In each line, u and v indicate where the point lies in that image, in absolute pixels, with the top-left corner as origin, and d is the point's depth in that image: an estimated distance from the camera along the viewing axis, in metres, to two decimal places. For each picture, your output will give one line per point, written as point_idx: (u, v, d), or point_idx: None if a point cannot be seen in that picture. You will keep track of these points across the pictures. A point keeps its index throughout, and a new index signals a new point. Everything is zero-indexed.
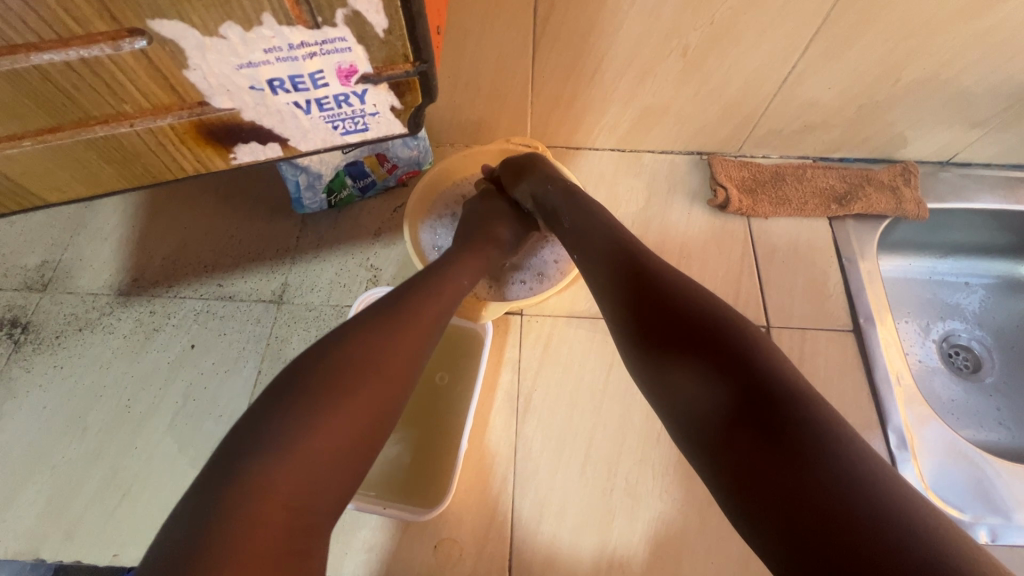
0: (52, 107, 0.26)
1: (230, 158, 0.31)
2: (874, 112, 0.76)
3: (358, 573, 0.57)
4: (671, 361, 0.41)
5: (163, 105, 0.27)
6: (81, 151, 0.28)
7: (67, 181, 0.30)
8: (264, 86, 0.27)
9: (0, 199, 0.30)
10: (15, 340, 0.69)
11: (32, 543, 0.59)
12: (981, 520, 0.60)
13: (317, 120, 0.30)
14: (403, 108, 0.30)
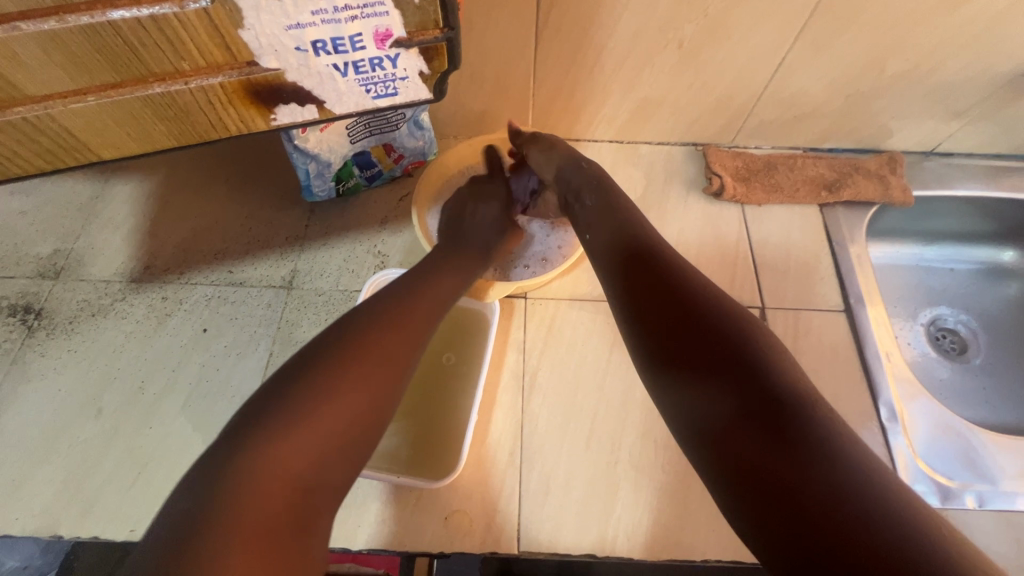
0: (119, 63, 0.29)
1: (269, 118, 0.35)
2: (860, 103, 0.79)
3: (371, 545, 0.59)
4: (679, 357, 0.42)
5: (215, 64, 0.31)
6: (138, 108, 0.32)
7: (122, 138, 0.34)
8: (308, 48, 0.31)
9: (60, 154, 0.33)
10: (29, 326, 0.71)
11: (49, 520, 0.60)
12: (968, 486, 0.63)
13: (352, 83, 0.34)
14: (430, 73, 0.34)
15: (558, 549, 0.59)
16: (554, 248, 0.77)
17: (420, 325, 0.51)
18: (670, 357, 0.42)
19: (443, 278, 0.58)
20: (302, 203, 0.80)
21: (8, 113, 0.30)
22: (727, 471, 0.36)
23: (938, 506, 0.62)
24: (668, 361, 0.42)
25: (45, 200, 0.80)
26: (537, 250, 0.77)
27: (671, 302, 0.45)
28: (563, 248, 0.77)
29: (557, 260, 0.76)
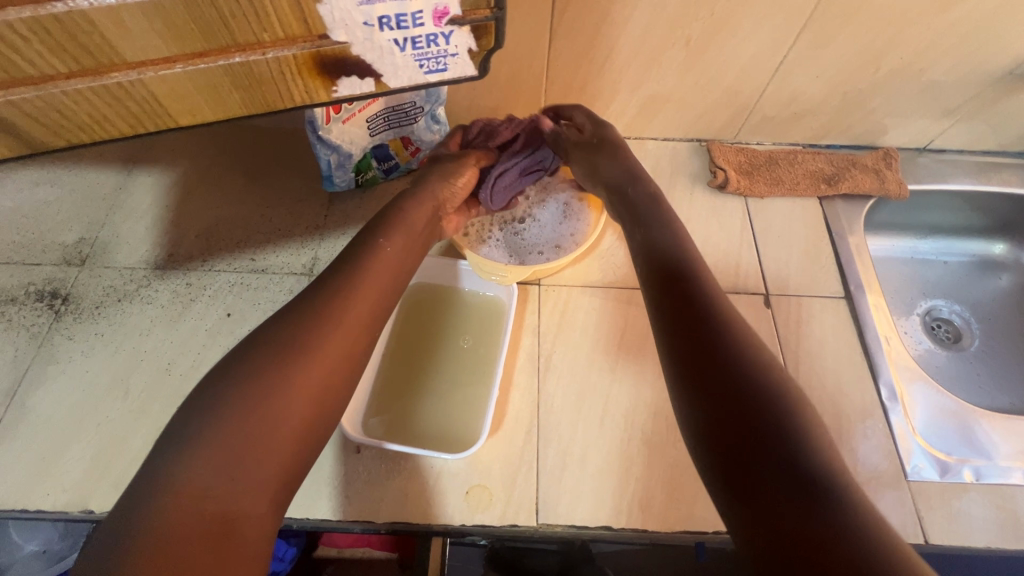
0: (209, 33, 0.31)
1: (331, 91, 0.37)
2: (857, 101, 0.83)
3: (394, 518, 0.61)
4: (723, 409, 0.44)
5: (292, 36, 0.33)
6: (218, 77, 0.34)
7: (199, 105, 0.35)
8: (375, 23, 0.33)
9: (140, 119, 0.35)
10: (56, 310, 0.72)
11: (80, 494, 0.61)
12: (965, 461, 0.66)
13: (408, 58, 0.36)
14: (478, 50, 0.36)
15: (576, 522, 0.61)
16: (566, 235, 0.78)
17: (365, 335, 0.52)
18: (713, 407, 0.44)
19: (395, 235, 0.60)
20: (321, 194, 0.82)
21: (104, 78, 0.31)
22: (762, 526, 0.38)
23: (940, 480, 0.64)
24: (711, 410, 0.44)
25: (69, 191, 0.82)
26: (549, 236, 0.79)
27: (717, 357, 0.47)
28: (574, 235, 0.77)
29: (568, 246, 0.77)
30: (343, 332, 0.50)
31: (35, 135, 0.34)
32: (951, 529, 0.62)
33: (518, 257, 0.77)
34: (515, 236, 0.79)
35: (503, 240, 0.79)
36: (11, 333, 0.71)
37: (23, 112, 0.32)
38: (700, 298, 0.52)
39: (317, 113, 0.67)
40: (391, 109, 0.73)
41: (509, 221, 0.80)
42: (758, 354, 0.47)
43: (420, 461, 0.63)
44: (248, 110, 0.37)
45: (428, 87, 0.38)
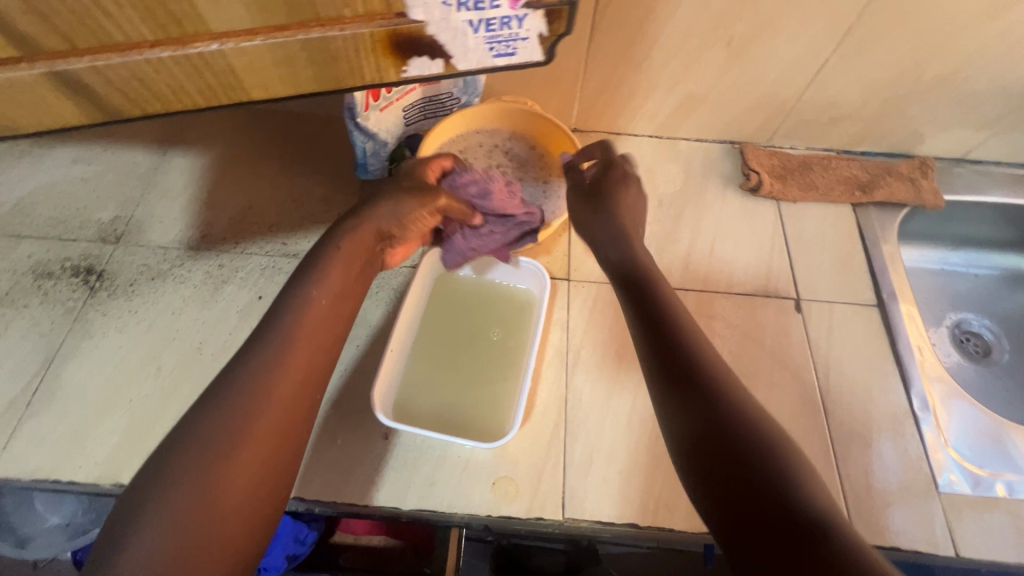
0: (293, 7, 0.31)
1: (401, 71, 0.37)
2: (896, 108, 0.82)
3: (421, 506, 0.61)
4: (728, 484, 0.39)
5: (371, 13, 0.33)
6: (295, 52, 0.34)
7: (272, 81, 0.36)
8: (453, 3, 0.33)
9: (215, 92, 0.35)
10: (91, 287, 0.73)
11: (111, 469, 0.62)
12: (998, 475, 0.65)
13: (479, 41, 0.36)
14: (548, 35, 0.36)
15: (601, 518, 0.61)
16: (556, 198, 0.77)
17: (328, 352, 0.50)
18: (716, 484, 0.39)
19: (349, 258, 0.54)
20: (353, 182, 0.83)
21: (187, 48, 0.32)
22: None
23: (971, 493, 0.64)
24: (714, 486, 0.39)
25: (106, 169, 0.83)
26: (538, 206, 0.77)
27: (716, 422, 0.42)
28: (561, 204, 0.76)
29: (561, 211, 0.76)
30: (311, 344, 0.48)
31: (112, 102, 0.35)
32: (982, 543, 0.61)
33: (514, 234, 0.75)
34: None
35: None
36: (46, 307, 0.71)
37: (108, 81, 0.33)
38: (692, 350, 0.47)
39: (358, 101, 0.67)
40: (428, 100, 0.76)
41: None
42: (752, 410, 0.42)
43: (448, 449, 0.63)
44: (318, 87, 0.37)
45: (495, 71, 0.38)
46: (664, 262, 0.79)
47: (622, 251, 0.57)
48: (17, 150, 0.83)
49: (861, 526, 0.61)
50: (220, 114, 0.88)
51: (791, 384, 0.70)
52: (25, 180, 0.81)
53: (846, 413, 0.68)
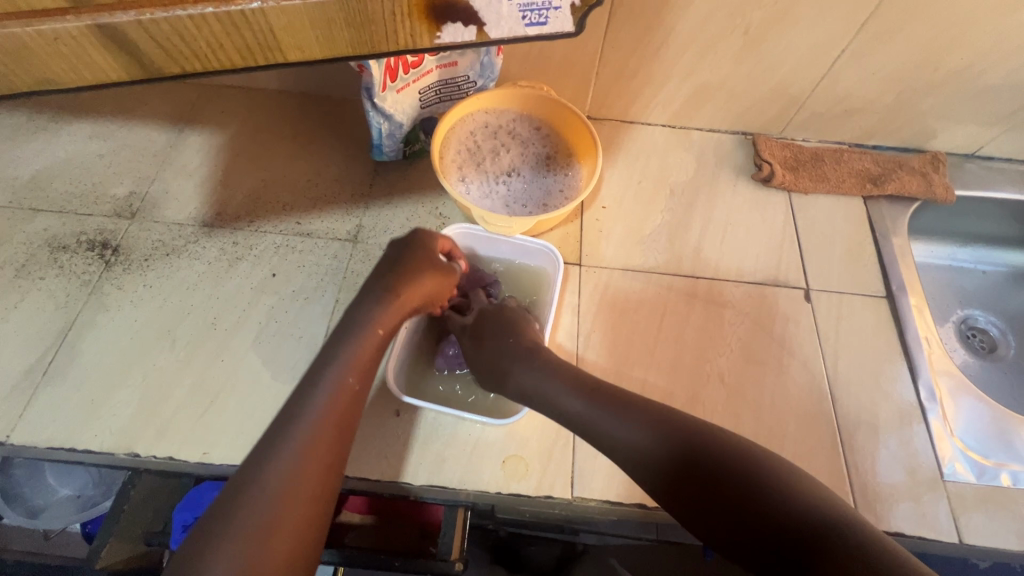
0: None
1: (435, 37, 0.39)
2: (909, 102, 0.82)
3: (431, 482, 0.61)
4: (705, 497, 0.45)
5: None
6: (334, 13, 0.35)
7: (310, 43, 0.37)
8: None
9: (253, 54, 0.37)
10: (107, 260, 0.74)
11: (126, 439, 0.62)
12: (1003, 465, 0.66)
13: (513, 8, 0.39)
14: (579, 7, 0.40)
15: (610, 498, 0.61)
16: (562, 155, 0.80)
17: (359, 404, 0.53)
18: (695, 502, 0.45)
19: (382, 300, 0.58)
20: (367, 163, 0.83)
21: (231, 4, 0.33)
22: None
23: (977, 482, 0.64)
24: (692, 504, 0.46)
25: (122, 145, 0.83)
26: (548, 174, 0.78)
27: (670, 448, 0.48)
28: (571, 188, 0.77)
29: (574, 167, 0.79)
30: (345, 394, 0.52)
31: (154, 59, 0.36)
32: (987, 531, 0.62)
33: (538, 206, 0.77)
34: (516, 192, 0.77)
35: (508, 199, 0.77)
36: (62, 279, 0.72)
37: (150, 37, 0.34)
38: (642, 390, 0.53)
39: (376, 80, 0.67)
40: (444, 83, 0.76)
41: (502, 178, 0.78)
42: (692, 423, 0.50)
43: (461, 427, 0.64)
44: (352, 52, 0.38)
45: (525, 40, 0.41)
46: (676, 250, 0.79)
47: (562, 375, 0.58)
48: (34, 125, 0.84)
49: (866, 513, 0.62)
50: (236, 94, 0.89)
51: (800, 373, 0.70)
52: (41, 154, 0.81)
53: (854, 401, 0.69)
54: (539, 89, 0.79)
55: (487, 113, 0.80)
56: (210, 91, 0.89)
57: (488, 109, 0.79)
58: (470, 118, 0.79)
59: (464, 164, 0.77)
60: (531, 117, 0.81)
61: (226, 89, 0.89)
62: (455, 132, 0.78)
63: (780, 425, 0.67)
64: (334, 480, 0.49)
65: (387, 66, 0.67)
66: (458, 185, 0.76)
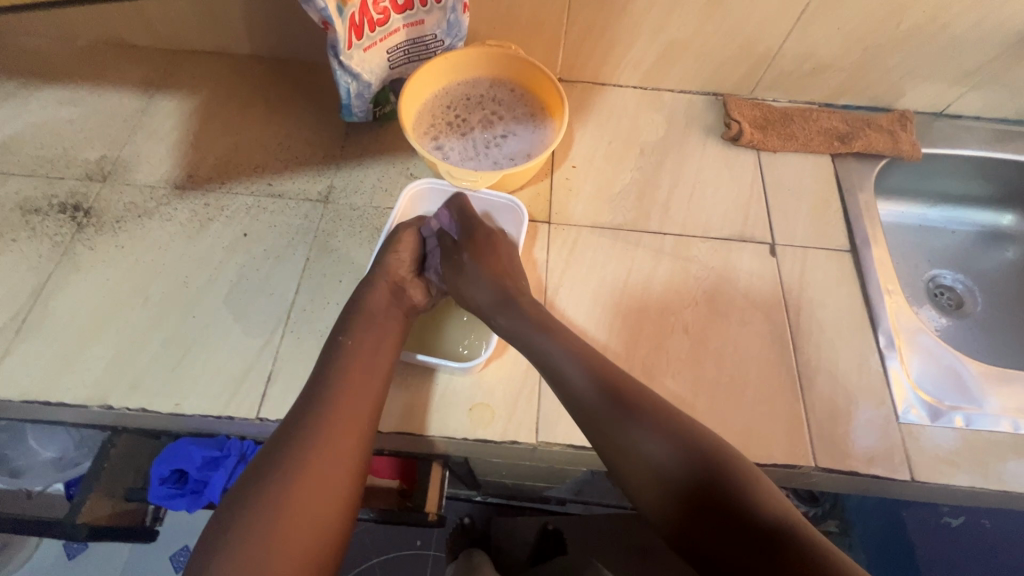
0: None
1: None
2: (875, 59, 0.83)
3: (400, 430, 0.63)
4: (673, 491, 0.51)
5: None
6: None
7: None
8: None
9: None
10: (78, 223, 0.74)
11: (100, 391, 0.63)
12: (957, 407, 0.68)
13: None
14: None
15: (574, 442, 0.63)
16: (535, 103, 0.81)
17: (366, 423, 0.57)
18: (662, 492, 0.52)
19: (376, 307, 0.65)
20: (339, 126, 0.84)
21: None
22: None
23: (930, 424, 0.66)
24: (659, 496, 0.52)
25: (93, 111, 0.83)
26: (519, 133, 0.79)
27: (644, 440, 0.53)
28: (543, 142, 0.78)
29: (548, 112, 0.80)
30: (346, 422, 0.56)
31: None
32: (941, 470, 0.64)
33: (526, 155, 0.77)
34: (502, 147, 0.78)
35: (486, 157, 0.77)
36: (34, 240, 0.73)
37: None
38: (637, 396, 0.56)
39: (341, 37, 0.67)
40: (412, 42, 0.76)
41: (483, 140, 0.78)
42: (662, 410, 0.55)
43: (428, 376, 0.66)
44: None
45: None
46: (644, 208, 0.80)
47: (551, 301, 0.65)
48: (4, 91, 0.84)
49: (823, 453, 0.64)
50: (208, 60, 0.88)
51: (764, 324, 0.72)
52: (10, 120, 0.81)
53: (815, 350, 0.71)
54: (495, 43, 0.79)
55: (454, 76, 0.81)
56: (181, 57, 0.89)
57: (455, 71, 0.80)
58: (438, 82, 0.79)
59: (435, 128, 0.78)
60: (494, 74, 0.81)
61: (197, 55, 0.89)
62: (423, 97, 0.79)
63: (741, 373, 0.69)
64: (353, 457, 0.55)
65: (351, 22, 0.67)
66: (430, 148, 0.77)
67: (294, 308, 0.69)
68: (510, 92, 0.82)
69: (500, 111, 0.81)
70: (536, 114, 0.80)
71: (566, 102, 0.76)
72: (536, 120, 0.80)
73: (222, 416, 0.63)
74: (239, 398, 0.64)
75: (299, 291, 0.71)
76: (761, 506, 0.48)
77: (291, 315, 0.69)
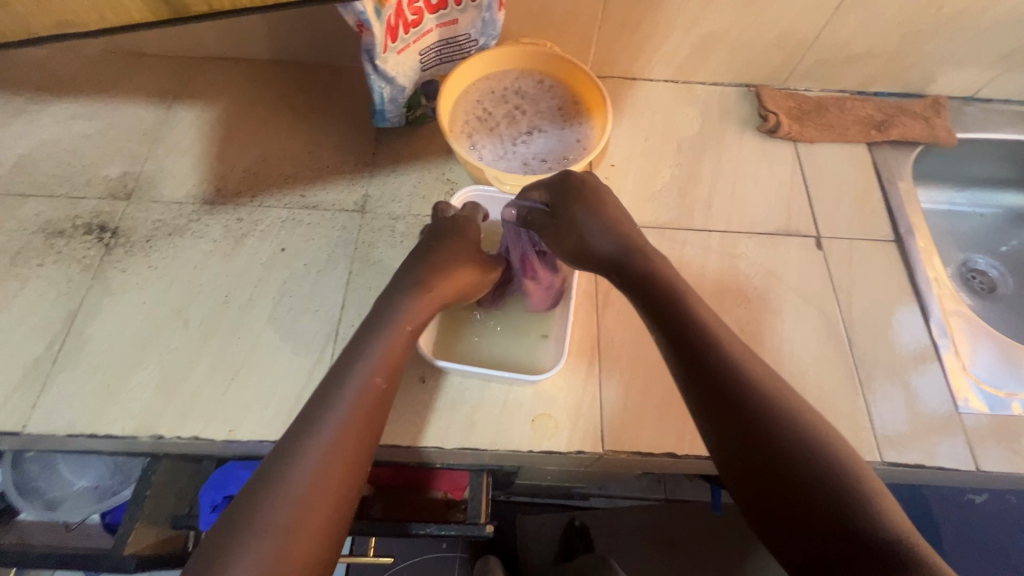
0: None
1: None
2: (911, 45, 0.82)
3: (464, 446, 0.61)
4: (766, 474, 0.42)
5: None
6: None
7: None
8: None
9: None
10: (106, 244, 0.71)
11: (148, 421, 0.61)
12: (1014, 394, 0.68)
13: None
14: None
15: (640, 449, 0.62)
16: (565, 97, 0.78)
17: (377, 421, 0.51)
18: (756, 474, 0.42)
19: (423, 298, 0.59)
20: (369, 132, 0.81)
21: None
22: None
23: (989, 412, 0.67)
24: (749, 478, 0.42)
25: (109, 125, 0.80)
26: (558, 132, 0.76)
27: (743, 421, 0.44)
28: (584, 140, 0.75)
29: (581, 108, 0.77)
30: (353, 436, 0.48)
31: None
32: (1001, 458, 0.64)
33: (558, 153, 0.74)
34: (529, 146, 0.75)
35: (527, 157, 0.74)
36: (62, 265, 0.69)
37: None
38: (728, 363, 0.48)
39: (378, 41, 0.64)
40: (445, 43, 0.74)
41: (511, 137, 0.75)
42: (777, 400, 0.45)
43: (488, 389, 0.64)
44: None
45: None
46: (686, 205, 0.79)
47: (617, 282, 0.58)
48: (12, 108, 0.79)
49: (888, 447, 0.64)
50: (224, 67, 0.85)
51: (816, 318, 0.72)
52: (23, 138, 0.77)
53: (870, 342, 0.70)
54: (528, 40, 0.77)
55: (487, 76, 0.78)
56: (196, 65, 0.85)
57: (488, 71, 0.77)
58: (471, 82, 0.77)
59: (472, 130, 0.75)
60: (525, 70, 0.78)
61: (213, 61, 0.85)
62: (457, 98, 0.76)
63: (798, 368, 0.68)
64: (364, 455, 0.48)
65: (388, 25, 0.64)
66: (469, 150, 0.73)
67: (342, 324, 0.67)
68: (540, 88, 0.78)
69: (536, 109, 0.77)
70: (574, 111, 0.77)
71: (607, 98, 0.73)
72: (575, 117, 0.77)
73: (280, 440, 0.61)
74: None
75: (346, 305, 0.68)
76: (881, 519, 0.38)
77: (339, 331, 0.67)
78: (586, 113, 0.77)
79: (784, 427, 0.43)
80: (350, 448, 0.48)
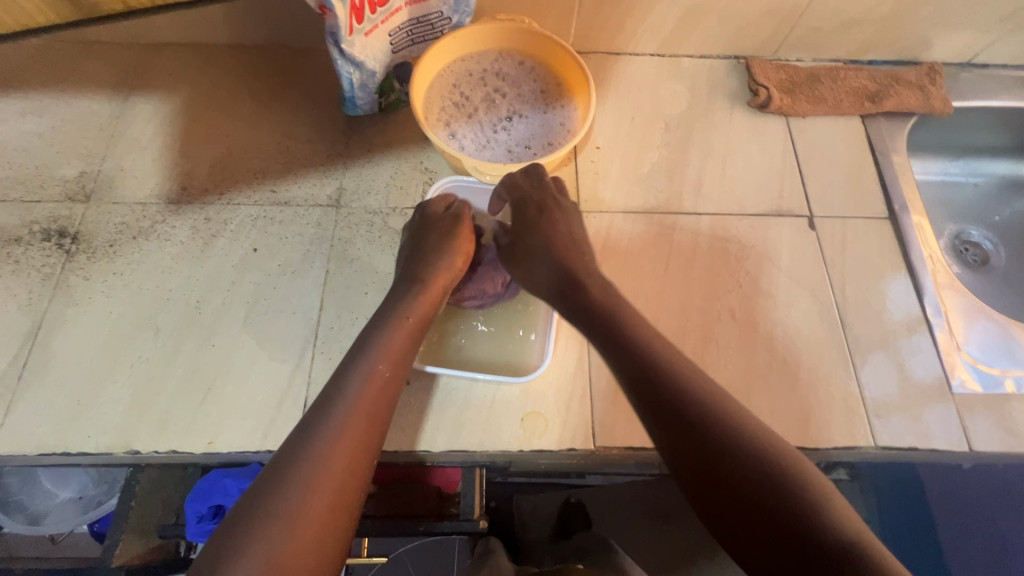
0: None
1: None
2: (908, 10, 0.78)
3: (452, 448, 0.60)
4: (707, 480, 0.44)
5: None
6: None
7: None
8: None
9: None
10: (67, 250, 0.67)
11: (123, 437, 0.59)
12: (1007, 372, 0.68)
13: None
14: None
15: (631, 444, 0.61)
16: (548, 78, 0.74)
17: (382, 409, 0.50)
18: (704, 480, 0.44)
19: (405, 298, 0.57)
20: (340, 120, 0.77)
21: None
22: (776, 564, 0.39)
23: (983, 391, 0.66)
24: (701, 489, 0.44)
25: (61, 121, 0.75)
26: (541, 118, 0.73)
27: (691, 435, 0.46)
28: (568, 126, 0.72)
29: (564, 90, 0.74)
30: (343, 463, 0.45)
31: None
32: (994, 437, 0.64)
33: (550, 140, 0.71)
34: (514, 133, 0.72)
35: (509, 145, 0.71)
36: (21, 274, 0.66)
37: None
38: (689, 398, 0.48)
39: (342, 23, 0.59)
40: (416, 22, 0.69)
41: (499, 127, 0.72)
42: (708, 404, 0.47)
43: (475, 389, 0.63)
44: None
45: None
46: (676, 187, 0.76)
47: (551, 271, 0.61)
48: None
49: (881, 431, 0.63)
50: (182, 53, 0.79)
51: (810, 301, 0.70)
52: None
53: (863, 324, 0.69)
54: (507, 18, 0.72)
55: (462, 58, 0.73)
56: (152, 52, 0.79)
57: (464, 53, 0.73)
58: (448, 65, 0.72)
59: (452, 117, 0.72)
60: (503, 51, 0.74)
61: (169, 48, 0.79)
62: (434, 82, 0.72)
63: (790, 350, 0.67)
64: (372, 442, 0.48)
65: (352, 5, 0.59)
66: (449, 140, 0.71)
67: (321, 327, 0.65)
68: (520, 69, 0.74)
69: (516, 93, 0.74)
70: (556, 94, 0.74)
71: (591, 79, 0.69)
72: (559, 100, 0.74)
73: (261, 450, 0.59)
74: (277, 430, 0.60)
75: (324, 307, 0.66)
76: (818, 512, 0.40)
77: (318, 336, 0.64)
78: (569, 96, 0.73)
79: (733, 436, 0.45)
80: (359, 454, 0.47)
